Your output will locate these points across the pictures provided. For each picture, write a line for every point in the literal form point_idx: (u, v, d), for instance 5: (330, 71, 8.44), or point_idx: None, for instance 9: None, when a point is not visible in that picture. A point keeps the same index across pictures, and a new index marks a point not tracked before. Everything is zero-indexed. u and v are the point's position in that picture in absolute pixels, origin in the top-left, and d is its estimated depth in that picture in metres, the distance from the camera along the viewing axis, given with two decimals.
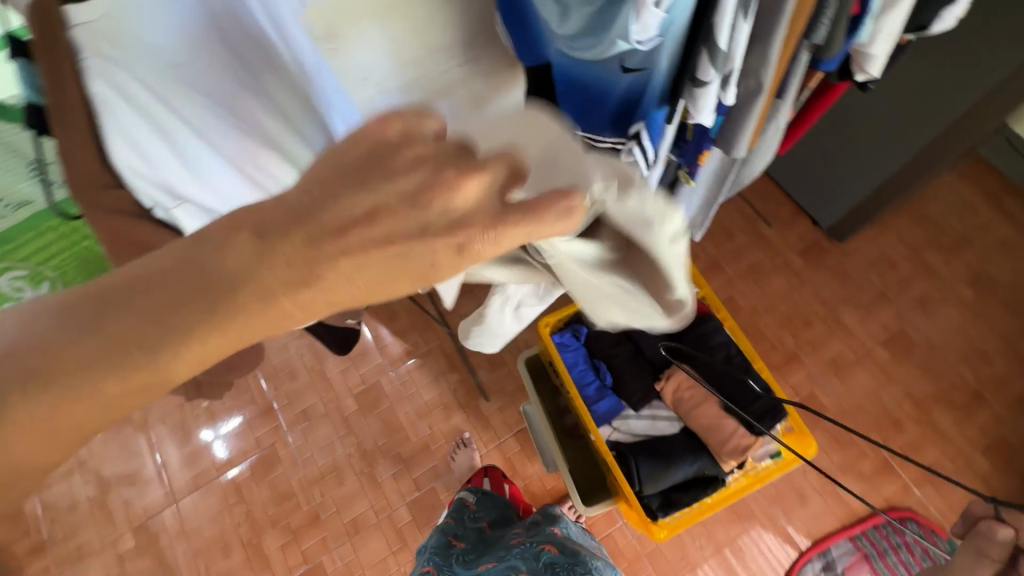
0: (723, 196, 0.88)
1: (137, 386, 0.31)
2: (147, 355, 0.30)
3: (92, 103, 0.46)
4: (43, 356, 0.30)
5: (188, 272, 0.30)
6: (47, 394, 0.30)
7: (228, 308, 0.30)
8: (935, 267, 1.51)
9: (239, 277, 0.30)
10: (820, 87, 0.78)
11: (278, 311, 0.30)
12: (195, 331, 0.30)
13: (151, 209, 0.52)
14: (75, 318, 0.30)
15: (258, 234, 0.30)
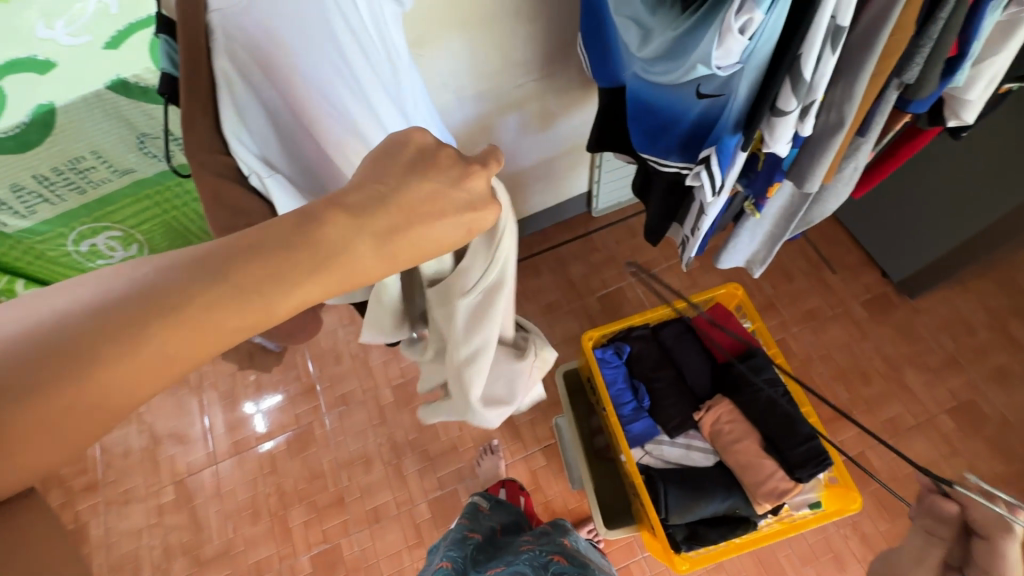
0: (789, 232, 0.85)
1: (243, 332, 0.33)
2: (263, 301, 0.32)
3: (216, 81, 0.47)
4: (156, 296, 0.30)
5: (300, 236, 0.33)
6: (158, 332, 0.30)
7: (336, 263, 0.33)
8: (1018, 337, 1.39)
9: (350, 234, 0.34)
10: (907, 130, 0.76)
11: (372, 267, 0.35)
12: (306, 282, 0.33)
13: (247, 176, 0.50)
14: (199, 265, 0.31)
15: (351, 212, 0.34)
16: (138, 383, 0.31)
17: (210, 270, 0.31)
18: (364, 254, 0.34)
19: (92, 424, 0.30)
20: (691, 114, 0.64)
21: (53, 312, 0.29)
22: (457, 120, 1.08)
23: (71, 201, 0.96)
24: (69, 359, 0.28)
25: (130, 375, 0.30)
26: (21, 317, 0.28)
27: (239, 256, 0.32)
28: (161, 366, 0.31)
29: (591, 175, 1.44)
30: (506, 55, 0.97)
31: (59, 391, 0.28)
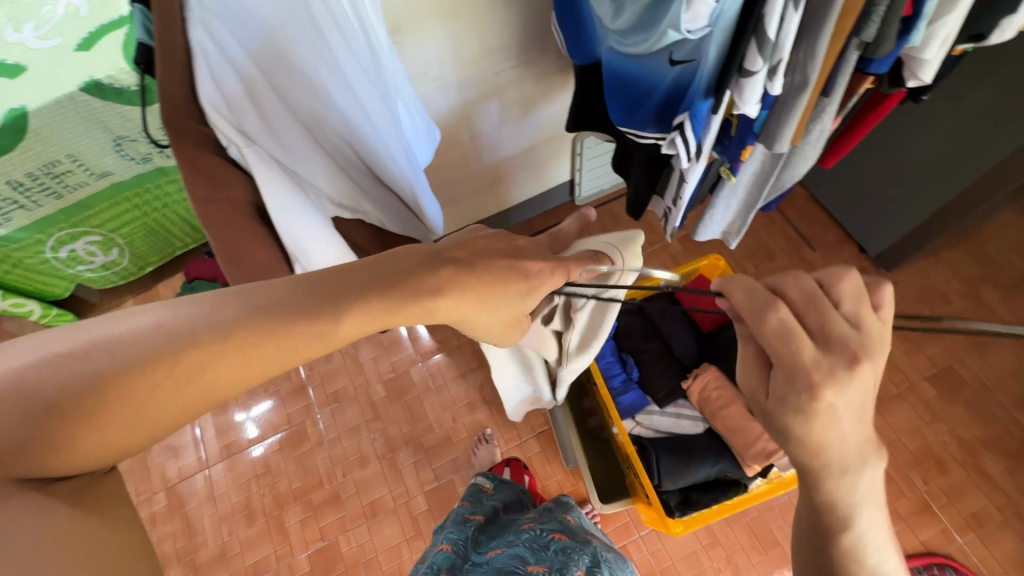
0: (762, 199, 0.88)
1: (318, 337, 0.44)
2: (333, 313, 0.45)
3: (192, 53, 0.47)
4: (264, 308, 0.43)
5: (379, 271, 0.50)
6: (260, 332, 0.42)
7: (391, 309, 0.48)
8: (992, 304, 1.43)
9: (409, 290, 0.50)
10: (873, 97, 0.79)
11: (414, 314, 0.50)
12: (377, 300, 0.48)
13: (226, 147, 0.53)
14: (296, 287, 0.45)
15: (421, 253, 0.54)
16: (235, 370, 0.41)
17: (307, 290, 0.45)
18: (414, 304, 0.50)
19: (189, 407, 0.41)
20: (664, 84, 0.66)
21: (174, 319, 0.40)
22: (438, 109, 1.08)
23: (48, 206, 1.16)
24: (185, 354, 0.39)
25: (232, 366, 0.41)
26: (169, 315, 0.40)
27: (323, 297, 0.46)
28: (254, 363, 0.42)
29: (573, 163, 1.46)
30: (485, 42, 0.98)
31: (175, 380, 0.39)
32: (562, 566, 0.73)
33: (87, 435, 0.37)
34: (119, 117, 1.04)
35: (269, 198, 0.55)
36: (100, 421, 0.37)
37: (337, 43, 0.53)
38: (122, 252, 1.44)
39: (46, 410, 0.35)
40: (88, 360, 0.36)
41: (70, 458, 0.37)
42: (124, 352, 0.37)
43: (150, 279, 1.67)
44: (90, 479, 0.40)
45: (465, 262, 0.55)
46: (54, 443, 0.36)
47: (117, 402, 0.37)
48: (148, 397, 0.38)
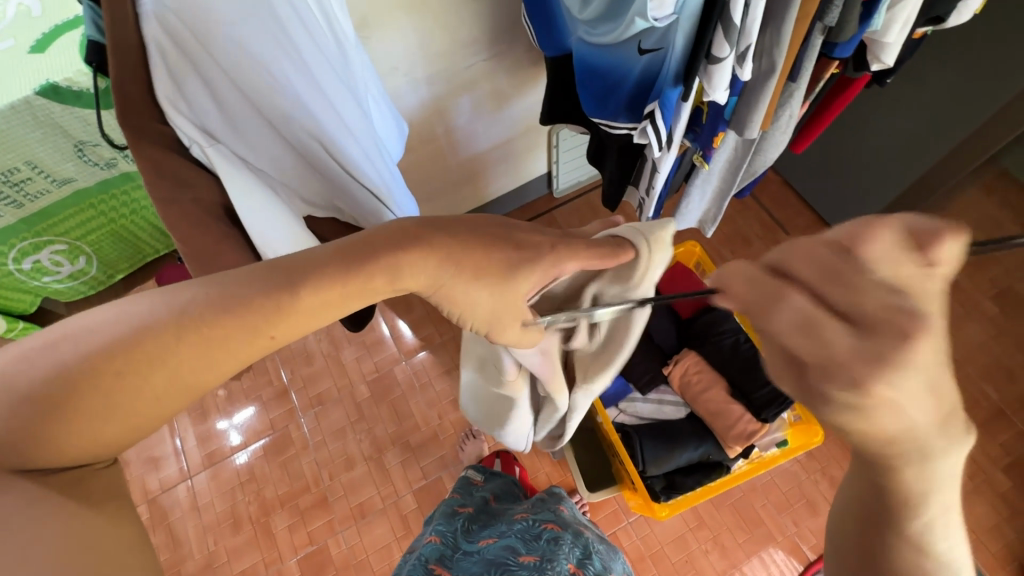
0: (736, 186, 0.89)
1: (284, 317, 0.41)
2: (297, 293, 0.41)
3: (147, 49, 0.46)
4: (224, 292, 0.39)
5: (341, 248, 0.44)
6: (224, 316, 0.39)
7: (356, 276, 0.43)
8: (958, 281, 1.48)
9: (370, 252, 0.44)
10: (839, 81, 0.80)
11: (384, 279, 0.45)
12: (338, 276, 0.43)
13: (189, 147, 0.52)
14: (255, 270, 0.41)
15: (393, 230, 0.48)
16: (205, 355, 0.38)
17: (265, 270, 0.41)
18: (373, 269, 0.44)
19: (172, 396, 0.38)
20: (634, 73, 0.67)
21: (136, 309, 0.37)
22: (411, 104, 1.07)
23: (9, 215, 1.13)
24: (151, 345, 0.36)
25: (202, 352, 0.38)
26: (136, 305, 0.37)
27: (279, 275, 0.41)
28: (225, 347, 0.39)
29: (549, 155, 1.46)
30: (456, 35, 0.97)
31: (145, 371, 0.36)
32: (554, 557, 0.73)
33: (75, 426, 0.35)
34: (80, 121, 1.00)
35: (235, 197, 0.54)
36: (81, 411, 0.35)
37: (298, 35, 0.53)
38: (89, 261, 1.40)
39: (24, 411, 0.33)
40: (55, 359, 0.34)
41: (64, 452, 0.35)
42: (88, 349, 0.35)
43: (122, 288, 1.63)
44: (90, 471, 0.38)
45: (437, 219, 0.48)
46: (41, 439, 0.34)
47: (95, 397, 0.35)
48: (124, 391, 0.36)
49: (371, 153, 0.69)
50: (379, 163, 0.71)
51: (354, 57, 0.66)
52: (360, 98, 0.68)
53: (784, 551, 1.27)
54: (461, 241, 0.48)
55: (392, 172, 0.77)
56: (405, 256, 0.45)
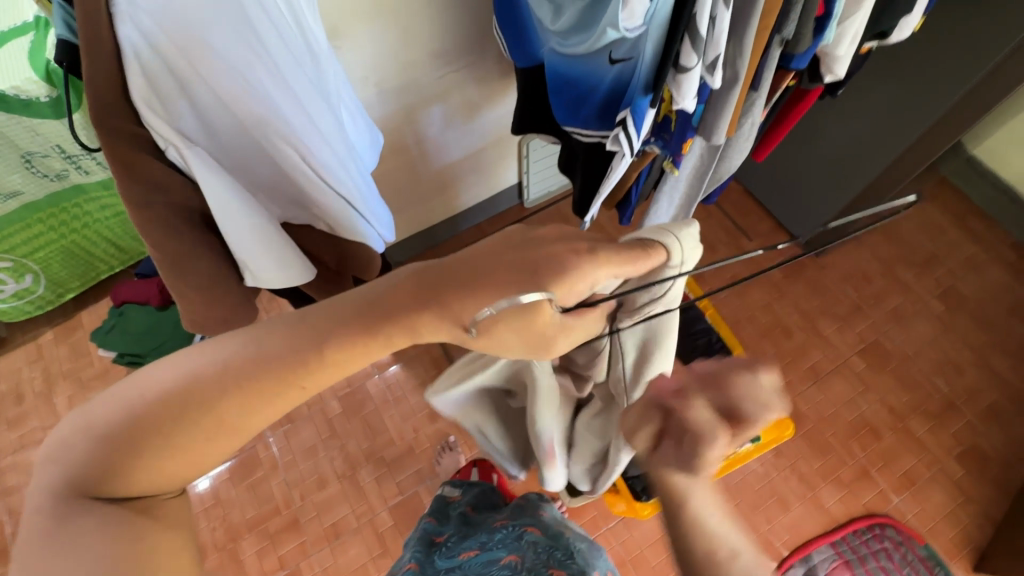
0: (703, 191, 0.92)
1: (313, 367, 0.47)
2: (321, 348, 0.47)
3: (120, 49, 0.44)
4: (264, 348, 0.46)
5: (366, 304, 0.50)
6: (266, 369, 0.45)
7: (376, 335, 0.49)
8: (907, 282, 1.57)
9: (386, 314, 0.50)
10: (795, 94, 0.85)
11: (403, 336, 0.50)
12: (359, 331, 0.49)
13: (164, 150, 0.50)
14: (288, 325, 0.48)
15: (414, 276, 0.52)
16: (253, 402, 0.45)
17: (295, 328, 0.48)
18: (391, 325, 0.50)
19: (222, 441, 0.45)
20: (605, 82, 0.69)
21: (196, 365, 0.45)
22: (383, 114, 1.07)
23: None
24: (202, 397, 0.43)
25: (249, 400, 0.45)
26: (195, 360, 0.45)
27: (309, 332, 0.48)
28: (269, 395, 0.46)
29: (520, 165, 1.47)
30: (426, 45, 0.97)
31: (197, 421, 0.43)
32: (534, 565, 0.70)
33: (154, 458, 0.42)
34: (26, 132, 1.04)
35: (214, 202, 0.53)
36: (162, 446, 0.42)
37: (272, 41, 0.53)
38: (37, 278, 1.38)
39: (101, 452, 0.41)
40: (123, 410, 0.42)
41: (132, 487, 0.42)
42: (152, 401, 0.43)
43: (71, 308, 1.54)
44: (157, 499, 0.44)
45: (443, 273, 0.52)
46: (114, 475, 0.41)
47: (157, 441, 0.42)
48: (182, 436, 0.43)
49: (346, 162, 0.68)
50: (354, 171, 0.71)
51: (328, 67, 0.65)
52: (333, 106, 0.67)
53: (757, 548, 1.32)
54: (486, 291, 0.50)
55: (366, 182, 0.76)
56: (421, 312, 0.50)
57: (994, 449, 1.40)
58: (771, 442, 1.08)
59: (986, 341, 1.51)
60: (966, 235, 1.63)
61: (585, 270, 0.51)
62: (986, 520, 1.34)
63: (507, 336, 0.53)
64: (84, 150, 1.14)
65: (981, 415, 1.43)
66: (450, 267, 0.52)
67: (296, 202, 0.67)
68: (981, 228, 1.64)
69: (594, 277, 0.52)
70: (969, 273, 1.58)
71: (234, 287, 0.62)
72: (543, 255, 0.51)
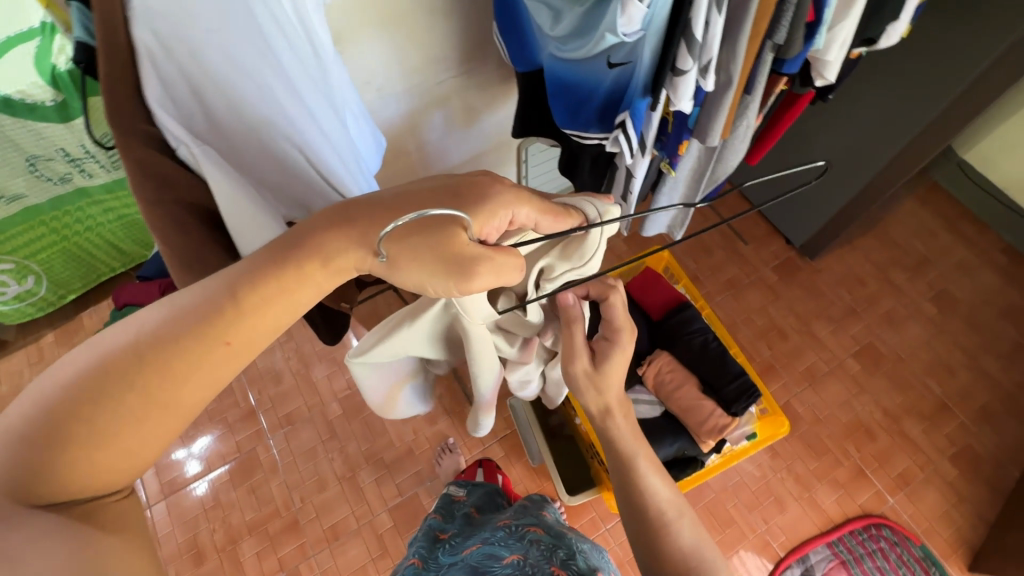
0: (700, 192, 0.95)
1: (234, 324, 0.45)
2: (237, 301, 0.45)
3: (136, 52, 0.46)
4: (175, 314, 0.44)
5: (277, 248, 0.48)
6: (179, 337, 0.43)
7: (302, 279, 0.48)
8: (900, 285, 1.60)
9: (295, 244, 0.48)
10: (787, 98, 0.87)
11: (318, 263, 0.48)
12: (275, 275, 0.47)
13: (176, 148, 0.52)
14: (198, 285, 0.46)
15: (326, 214, 0.50)
16: (172, 370, 0.43)
17: (206, 286, 0.46)
18: (308, 259, 0.48)
19: (153, 416, 0.43)
20: (603, 86, 0.71)
21: (102, 350, 0.42)
22: (385, 118, 1.09)
23: None
24: (116, 371, 0.41)
25: (170, 369, 0.43)
26: (103, 344, 0.43)
27: (221, 286, 0.45)
28: (190, 363, 0.44)
29: (519, 170, 1.49)
30: (425, 52, 0.99)
31: (118, 397, 0.41)
32: (537, 561, 0.66)
33: (85, 452, 0.40)
34: (32, 135, 1.05)
35: (223, 200, 0.54)
36: (90, 435, 0.40)
37: (283, 49, 0.54)
38: (39, 280, 1.39)
39: (18, 452, 0.39)
40: (35, 404, 0.40)
41: (67, 486, 0.40)
42: (64, 387, 0.40)
43: (72, 310, 1.55)
44: (98, 505, 0.42)
45: (354, 198, 0.50)
46: (43, 476, 0.39)
47: (80, 427, 0.40)
48: (106, 418, 0.41)
49: (350, 164, 0.70)
50: (356, 173, 0.72)
51: (336, 73, 0.67)
52: (338, 108, 0.68)
53: (755, 548, 1.33)
54: (383, 224, 0.49)
55: (368, 185, 0.78)
56: (329, 236, 0.48)
57: (988, 450, 1.42)
58: (767, 437, 1.08)
59: (978, 343, 1.53)
60: (958, 239, 1.66)
61: (506, 198, 0.52)
62: (980, 520, 1.35)
63: (419, 254, 0.48)
64: (89, 153, 1.15)
65: (974, 416, 1.45)
66: (365, 197, 0.51)
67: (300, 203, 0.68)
68: (973, 232, 1.66)
69: (515, 209, 0.52)
70: (961, 276, 1.61)
71: None
72: (454, 189, 0.51)
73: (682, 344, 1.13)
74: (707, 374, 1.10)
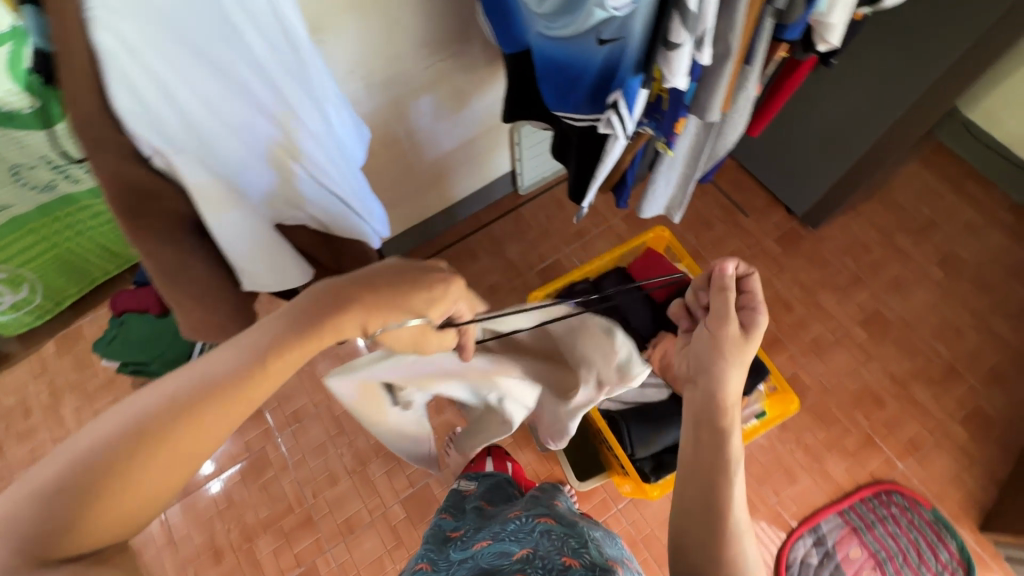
0: (699, 170, 0.92)
1: (261, 385, 0.47)
2: (262, 365, 0.47)
3: (99, 58, 0.43)
4: (208, 379, 0.45)
5: (296, 316, 0.50)
6: (214, 399, 0.44)
7: (315, 342, 0.50)
8: (906, 249, 1.57)
9: (315, 314, 0.50)
10: (789, 65, 0.84)
11: (330, 336, 0.51)
12: (297, 340, 0.48)
13: (151, 157, 0.51)
14: (224, 348, 0.47)
15: (335, 290, 0.52)
16: (202, 429, 0.44)
17: (235, 351, 0.47)
18: (325, 329, 0.50)
19: (176, 470, 0.43)
20: (594, 64, 0.68)
21: (133, 413, 0.42)
22: (370, 108, 1.06)
23: None
24: (150, 432, 0.41)
25: (198, 429, 0.43)
26: (134, 407, 0.42)
27: (248, 352, 0.47)
28: (216, 424, 0.45)
29: (512, 153, 1.46)
30: (408, 36, 0.96)
31: (147, 458, 0.41)
32: (549, 552, 0.66)
33: (106, 508, 0.39)
34: (13, 144, 1.03)
35: (203, 204, 0.55)
36: (114, 492, 0.40)
37: (254, 32, 0.51)
38: (34, 288, 1.37)
39: (44, 509, 0.37)
40: (62, 460, 0.39)
41: (85, 540, 0.39)
42: (93, 445, 0.40)
43: (70, 316, 1.54)
44: (106, 553, 0.41)
45: (360, 275, 0.53)
46: (67, 531, 0.38)
47: (109, 482, 0.40)
48: (136, 475, 0.41)
49: (337, 159, 0.68)
50: (345, 168, 0.70)
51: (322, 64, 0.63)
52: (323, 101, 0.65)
53: (767, 520, 1.34)
54: (387, 313, 0.54)
55: (359, 177, 0.76)
56: (341, 316, 0.51)
57: (998, 411, 1.41)
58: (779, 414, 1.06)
59: (986, 304, 1.51)
60: (964, 199, 1.63)
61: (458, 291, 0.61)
62: (990, 481, 1.35)
63: (403, 335, 0.61)
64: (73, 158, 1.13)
65: (983, 378, 1.44)
66: (362, 275, 0.54)
67: (286, 199, 0.67)
68: (979, 191, 1.63)
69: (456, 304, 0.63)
70: (968, 238, 1.58)
71: (227, 293, 0.63)
72: (431, 281, 0.57)
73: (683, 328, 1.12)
74: None
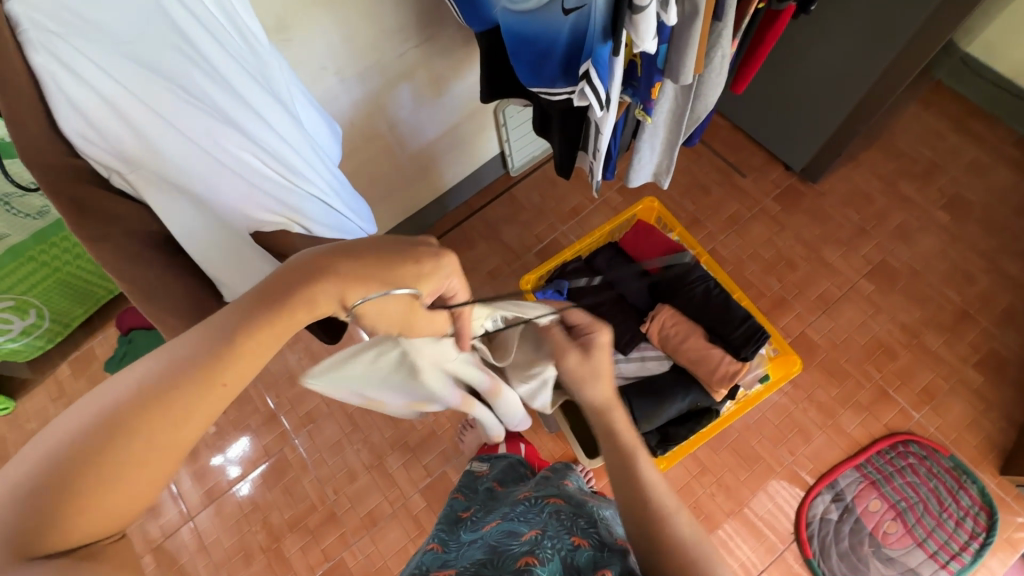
0: (682, 134, 0.89)
1: (238, 368, 0.45)
2: (231, 346, 0.44)
3: (39, 76, 0.45)
4: (178, 365, 0.42)
5: (266, 296, 0.47)
6: (185, 384, 0.42)
7: (286, 321, 0.47)
8: (910, 195, 1.53)
9: (285, 290, 0.48)
10: (768, 17, 0.81)
11: (305, 312, 0.49)
12: (267, 320, 0.46)
13: (108, 177, 0.53)
14: (192, 333, 0.45)
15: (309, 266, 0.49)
16: (178, 416, 0.42)
17: (203, 333, 0.45)
18: (296, 305, 0.48)
19: (155, 462, 0.41)
20: (562, 35, 0.66)
21: (104, 404, 0.40)
22: (349, 104, 1.04)
23: None
24: (121, 423, 0.39)
25: (172, 416, 0.41)
26: (105, 398, 0.40)
27: (218, 334, 0.44)
28: (191, 410, 0.42)
29: (499, 135, 1.44)
30: (377, 25, 0.93)
31: (120, 450, 0.39)
32: (557, 533, 0.66)
33: (86, 500, 0.38)
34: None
35: (162, 212, 0.56)
36: (93, 484, 0.38)
37: (198, 34, 0.52)
38: (41, 313, 1.39)
39: (20, 506, 0.36)
40: (36, 455, 0.38)
41: (67, 537, 0.37)
42: (63, 438, 0.38)
43: (81, 338, 1.56)
44: (97, 546, 0.39)
45: (335, 250, 0.51)
46: (49, 526, 0.37)
47: (84, 475, 0.38)
48: (110, 467, 0.39)
49: (309, 158, 0.68)
50: (319, 166, 0.70)
51: (275, 64, 0.64)
52: (286, 104, 0.66)
53: (785, 480, 1.34)
54: (365, 283, 0.52)
55: (337, 178, 0.76)
56: (316, 288, 0.49)
57: (1014, 353, 1.39)
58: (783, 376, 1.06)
59: (997, 245, 1.47)
60: (969, 138, 1.57)
61: (449, 269, 0.58)
62: (1009, 423, 1.34)
63: (386, 315, 0.57)
64: None
65: (997, 321, 1.41)
66: (338, 247, 0.52)
67: None
68: (984, 129, 1.58)
69: (449, 281, 0.59)
70: (975, 178, 1.53)
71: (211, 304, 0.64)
72: (419, 255, 0.55)
73: (678, 299, 1.11)
74: (710, 325, 1.09)
